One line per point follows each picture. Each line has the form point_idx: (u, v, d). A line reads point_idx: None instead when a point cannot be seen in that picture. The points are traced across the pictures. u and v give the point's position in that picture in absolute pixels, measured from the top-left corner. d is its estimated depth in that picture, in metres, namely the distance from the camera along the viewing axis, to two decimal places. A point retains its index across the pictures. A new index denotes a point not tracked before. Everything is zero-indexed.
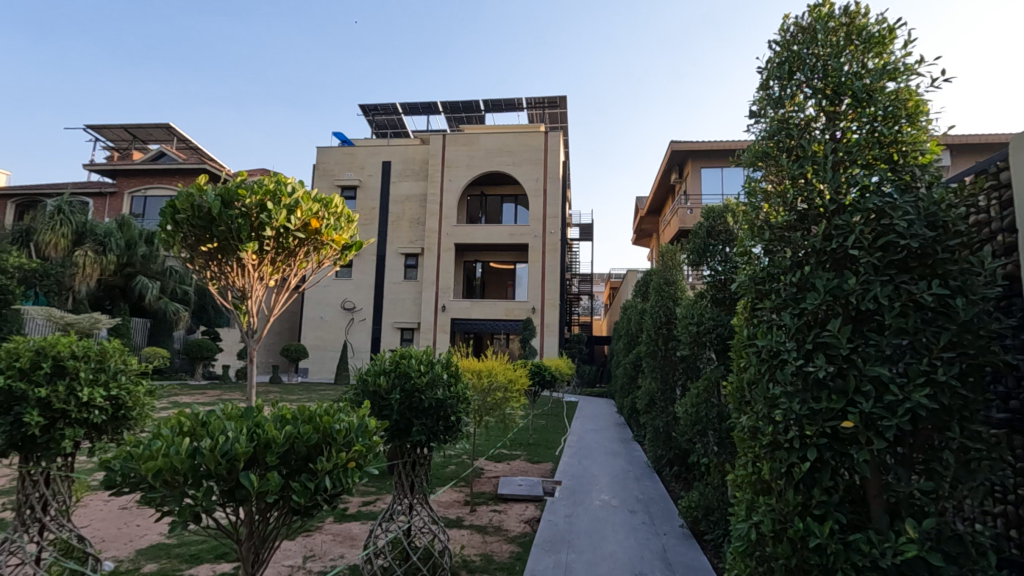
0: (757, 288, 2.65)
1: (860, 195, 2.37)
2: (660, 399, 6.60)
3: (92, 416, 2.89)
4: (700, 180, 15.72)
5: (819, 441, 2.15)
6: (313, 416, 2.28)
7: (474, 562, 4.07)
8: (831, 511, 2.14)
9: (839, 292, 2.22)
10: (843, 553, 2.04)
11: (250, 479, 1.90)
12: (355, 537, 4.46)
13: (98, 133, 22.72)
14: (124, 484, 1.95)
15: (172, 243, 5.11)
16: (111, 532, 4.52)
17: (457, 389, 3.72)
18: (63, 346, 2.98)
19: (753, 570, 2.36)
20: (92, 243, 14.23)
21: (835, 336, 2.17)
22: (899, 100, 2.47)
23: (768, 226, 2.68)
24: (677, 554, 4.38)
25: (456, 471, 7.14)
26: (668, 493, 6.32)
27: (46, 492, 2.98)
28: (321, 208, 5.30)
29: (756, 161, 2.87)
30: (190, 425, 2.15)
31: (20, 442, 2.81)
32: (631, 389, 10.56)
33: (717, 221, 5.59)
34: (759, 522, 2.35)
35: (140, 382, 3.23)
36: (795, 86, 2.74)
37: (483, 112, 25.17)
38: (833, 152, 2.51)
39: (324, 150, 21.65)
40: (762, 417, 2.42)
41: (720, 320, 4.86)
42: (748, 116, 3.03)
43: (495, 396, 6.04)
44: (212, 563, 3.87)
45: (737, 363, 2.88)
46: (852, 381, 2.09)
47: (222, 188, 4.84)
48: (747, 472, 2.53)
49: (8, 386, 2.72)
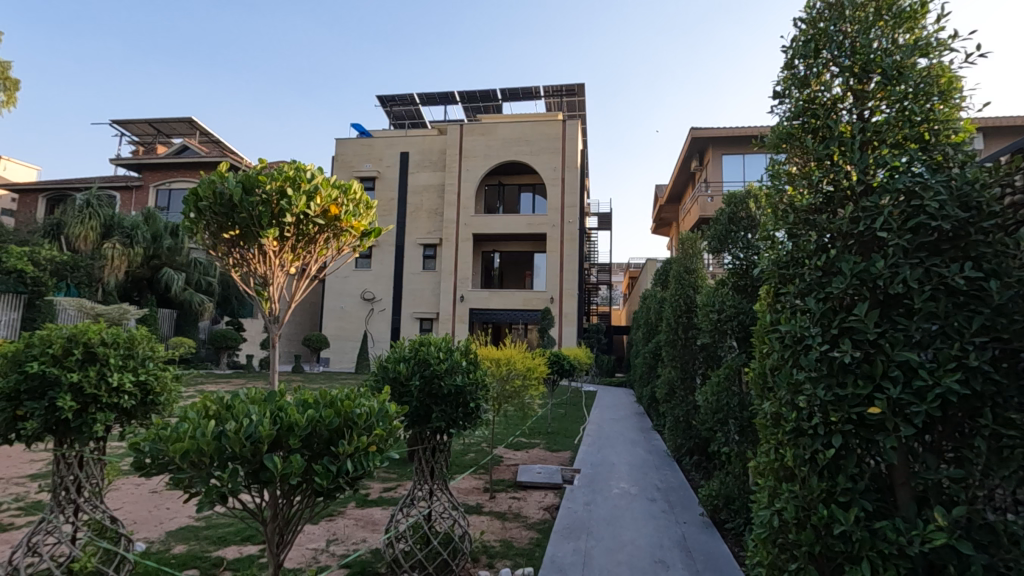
0: (781, 273, 2.60)
1: (889, 177, 2.30)
2: (680, 388, 6.55)
3: (121, 401, 2.98)
4: (721, 167, 15.46)
5: (844, 428, 2.11)
6: (334, 401, 2.31)
7: (494, 548, 4.11)
8: (857, 499, 2.10)
9: (866, 276, 2.17)
10: (868, 540, 2.02)
11: (273, 461, 1.93)
12: (377, 522, 4.54)
13: (123, 128, 23.24)
14: (152, 466, 2.01)
15: (196, 231, 5.19)
16: (143, 515, 4.67)
17: (476, 375, 3.72)
18: (93, 332, 3.06)
19: (776, 558, 2.33)
20: (119, 236, 14.55)
21: (862, 321, 2.12)
22: (931, 77, 2.39)
23: (793, 209, 2.62)
24: (697, 542, 4.36)
25: (475, 458, 7.20)
26: (689, 482, 6.28)
27: (80, 475, 3.06)
28: (340, 194, 5.33)
29: (780, 143, 2.80)
30: (216, 408, 2.20)
31: (55, 426, 2.91)
32: (650, 379, 10.48)
33: (738, 207, 5.47)
34: (781, 508, 2.32)
35: (166, 369, 3.31)
36: (822, 65, 2.67)
37: (501, 101, 25.05)
38: (860, 132, 2.45)
39: (343, 142, 21.80)
40: (786, 403, 2.38)
41: (742, 307, 4.79)
42: (773, 97, 2.95)
43: (514, 384, 6.06)
44: (239, 546, 3.96)
45: (759, 349, 2.81)
46: (879, 366, 2.05)
47: (243, 175, 4.92)
48: (770, 459, 2.49)
49: (41, 372, 2.81)
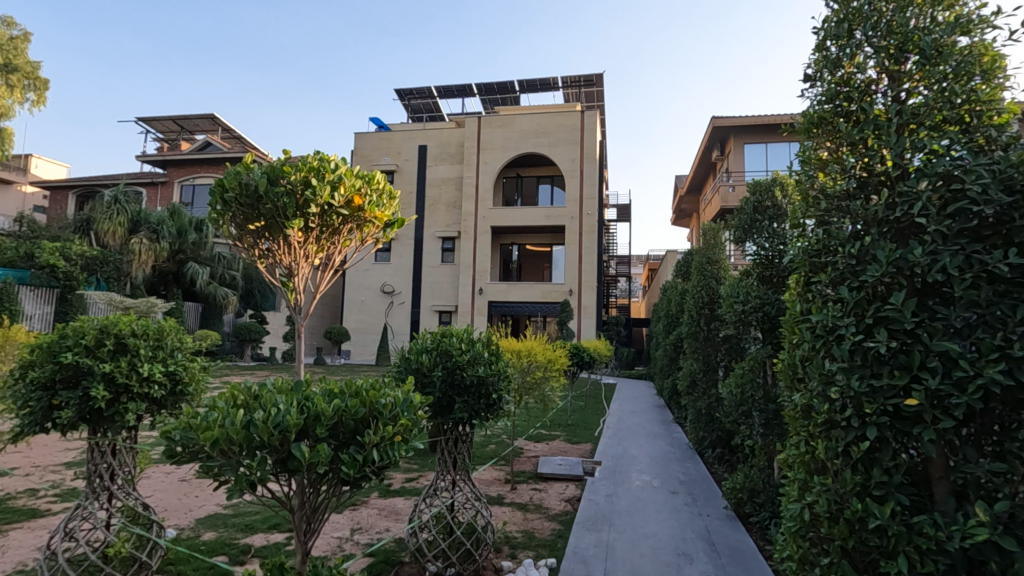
0: (812, 261, 2.52)
1: (926, 161, 2.20)
2: (702, 381, 6.47)
3: (151, 390, 3.03)
4: (743, 157, 15.18)
5: (880, 420, 2.05)
6: (359, 391, 2.32)
7: (517, 539, 4.13)
8: (893, 493, 2.05)
9: (903, 263, 2.09)
10: (906, 535, 1.96)
11: (301, 450, 1.94)
12: (400, 512, 4.58)
13: (148, 125, 23.76)
14: (183, 454, 2.04)
15: (222, 222, 5.25)
16: (173, 502, 4.78)
17: (497, 366, 3.72)
18: (124, 324, 3.13)
19: (807, 552, 2.29)
20: (146, 231, 14.86)
21: (898, 310, 2.05)
22: (973, 55, 2.29)
23: (824, 195, 2.55)
24: (722, 535, 4.31)
25: (496, 449, 7.23)
26: (711, 475, 6.21)
27: (113, 463, 3.13)
28: (364, 184, 5.38)
29: (811, 128, 2.72)
30: (243, 398, 2.23)
31: (89, 415, 2.98)
32: (671, 371, 10.42)
33: (764, 196, 5.31)
34: (812, 502, 2.26)
35: (194, 359, 3.35)
36: (855, 46, 2.58)
37: (519, 92, 24.91)
38: (895, 115, 2.36)
39: (362, 135, 21.92)
40: (817, 395, 2.32)
41: (767, 297, 4.68)
42: (803, 80, 2.86)
43: (535, 375, 6.07)
44: (266, 533, 4.03)
45: (788, 340, 2.73)
46: (917, 357, 1.99)
47: (268, 166, 4.97)
48: (800, 451, 2.43)
49: (75, 362, 2.88)
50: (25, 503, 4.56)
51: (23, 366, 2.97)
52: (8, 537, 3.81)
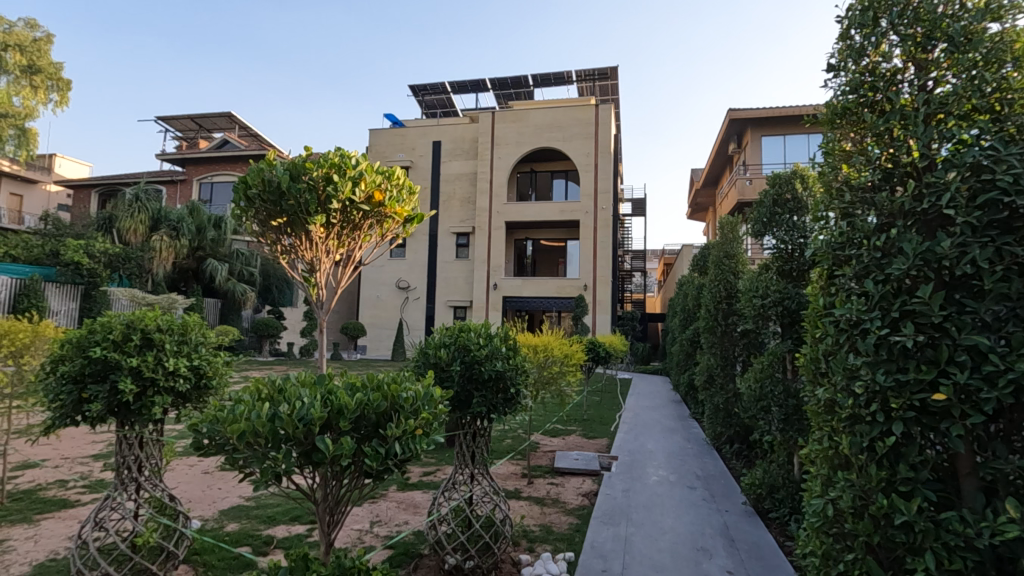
0: (836, 254, 2.48)
1: (955, 151, 2.15)
2: (719, 376, 6.42)
3: (177, 384, 3.09)
4: (761, 149, 14.97)
5: (906, 415, 2.02)
6: (381, 384, 2.35)
7: (534, 532, 4.15)
8: (919, 488, 2.01)
9: (930, 256, 2.05)
10: (932, 531, 1.94)
11: (325, 443, 1.97)
12: (418, 505, 4.62)
13: (167, 124, 24.14)
14: (210, 446, 2.09)
15: (245, 218, 5.31)
16: (197, 494, 4.89)
17: (516, 361, 3.72)
18: (150, 319, 3.19)
19: (830, 548, 2.26)
20: (166, 228, 15.12)
21: (926, 304, 2.01)
22: (1004, 42, 2.24)
23: (848, 187, 2.51)
24: (741, 531, 4.27)
25: (513, 444, 7.26)
26: (730, 471, 6.17)
27: (140, 455, 3.19)
28: (384, 179, 5.42)
29: (834, 120, 2.67)
30: (268, 391, 2.26)
31: (117, 408, 3.05)
32: (687, 366, 10.36)
33: (784, 188, 5.20)
34: (836, 497, 2.24)
35: (217, 354, 3.41)
36: (880, 34, 2.53)
37: (532, 87, 24.82)
38: (923, 104, 2.31)
39: (376, 132, 22.01)
40: (841, 390, 2.28)
41: (787, 291, 4.61)
42: (826, 70, 2.81)
43: (551, 370, 6.07)
44: (287, 525, 4.10)
45: (811, 334, 2.69)
46: (945, 351, 1.95)
47: (290, 162, 5.02)
48: (823, 447, 2.40)
49: (104, 357, 2.94)
50: (56, 493, 4.70)
51: (54, 361, 3.05)
52: (39, 527, 3.92)
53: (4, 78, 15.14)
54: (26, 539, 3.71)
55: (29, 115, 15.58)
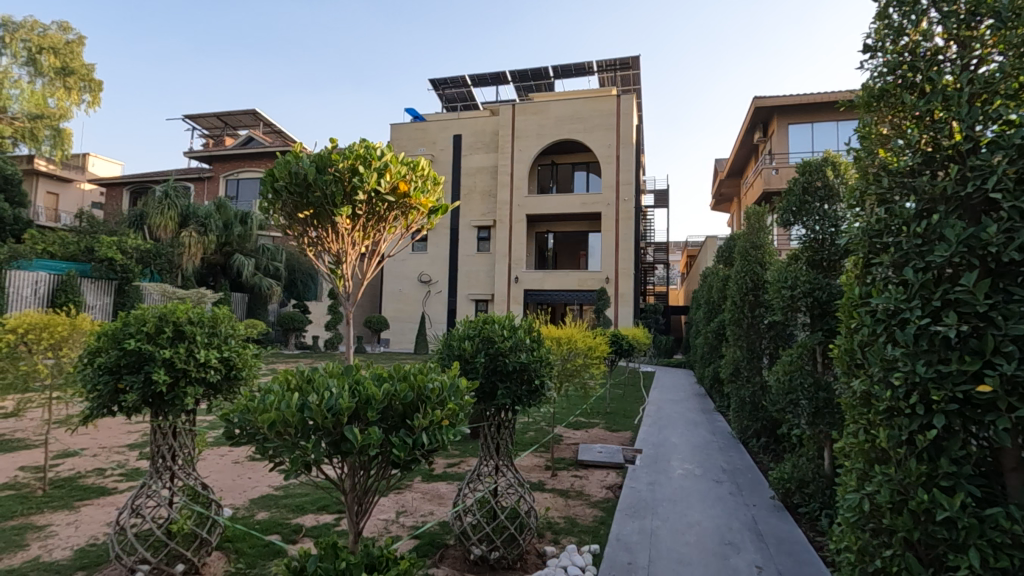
0: (872, 242, 2.39)
1: (1001, 132, 2.07)
2: (745, 369, 6.32)
3: (208, 375, 3.16)
4: (787, 138, 14.65)
5: (948, 407, 1.95)
6: (407, 374, 2.37)
7: (559, 524, 4.14)
8: (963, 483, 1.95)
9: (975, 242, 1.97)
10: (977, 528, 1.87)
11: (353, 433, 1.98)
12: (443, 496, 4.66)
13: (194, 122, 24.64)
14: (242, 436, 2.12)
15: (273, 210, 5.38)
16: (228, 483, 5.01)
17: (540, 353, 3.71)
18: (181, 312, 3.25)
19: (866, 544, 2.20)
20: (195, 225, 15.46)
21: (970, 292, 1.92)
22: None
23: (887, 172, 2.41)
24: (769, 526, 4.20)
25: (536, 436, 7.26)
26: (756, 465, 6.08)
27: (174, 444, 3.27)
28: (409, 170, 5.44)
29: (870, 102, 2.58)
30: (296, 381, 2.29)
31: (152, 399, 3.12)
32: (711, 358, 10.25)
33: (813, 175, 5.04)
34: (873, 492, 2.16)
35: (246, 346, 3.47)
36: (921, 12, 2.43)
37: (553, 78, 24.64)
38: (967, 83, 2.21)
39: (398, 126, 22.12)
40: (878, 381, 2.21)
41: (817, 282, 4.48)
42: (862, 52, 2.71)
43: (574, 362, 6.05)
44: (315, 514, 4.17)
45: (844, 324, 2.61)
46: (990, 341, 1.87)
47: (316, 154, 5.07)
48: (858, 439, 2.32)
49: (138, 348, 3.01)
50: (94, 481, 4.86)
51: (92, 352, 3.13)
52: (79, 514, 4.06)
53: (40, 81, 15.69)
54: (67, 525, 3.84)
55: (64, 115, 16.04)
